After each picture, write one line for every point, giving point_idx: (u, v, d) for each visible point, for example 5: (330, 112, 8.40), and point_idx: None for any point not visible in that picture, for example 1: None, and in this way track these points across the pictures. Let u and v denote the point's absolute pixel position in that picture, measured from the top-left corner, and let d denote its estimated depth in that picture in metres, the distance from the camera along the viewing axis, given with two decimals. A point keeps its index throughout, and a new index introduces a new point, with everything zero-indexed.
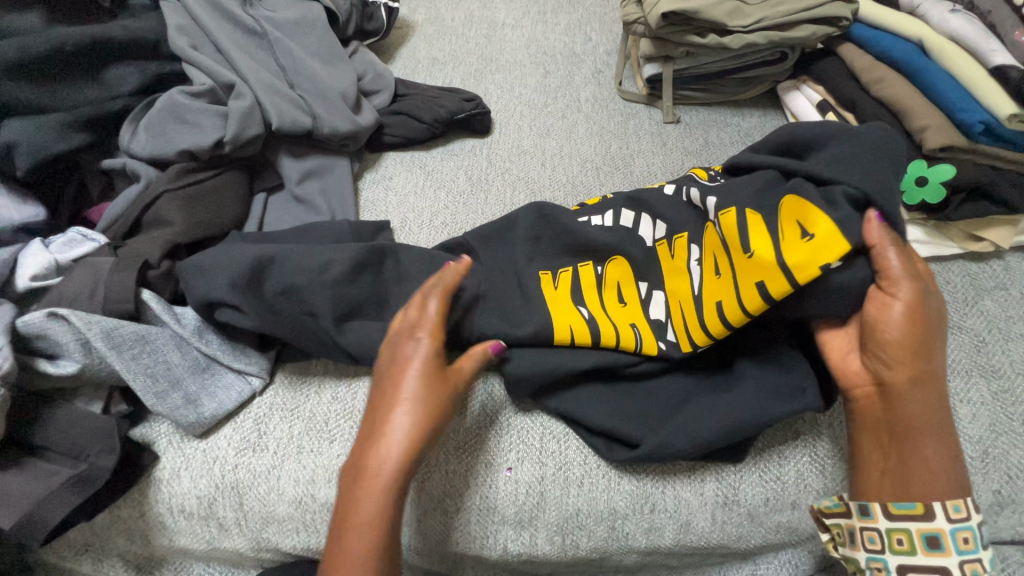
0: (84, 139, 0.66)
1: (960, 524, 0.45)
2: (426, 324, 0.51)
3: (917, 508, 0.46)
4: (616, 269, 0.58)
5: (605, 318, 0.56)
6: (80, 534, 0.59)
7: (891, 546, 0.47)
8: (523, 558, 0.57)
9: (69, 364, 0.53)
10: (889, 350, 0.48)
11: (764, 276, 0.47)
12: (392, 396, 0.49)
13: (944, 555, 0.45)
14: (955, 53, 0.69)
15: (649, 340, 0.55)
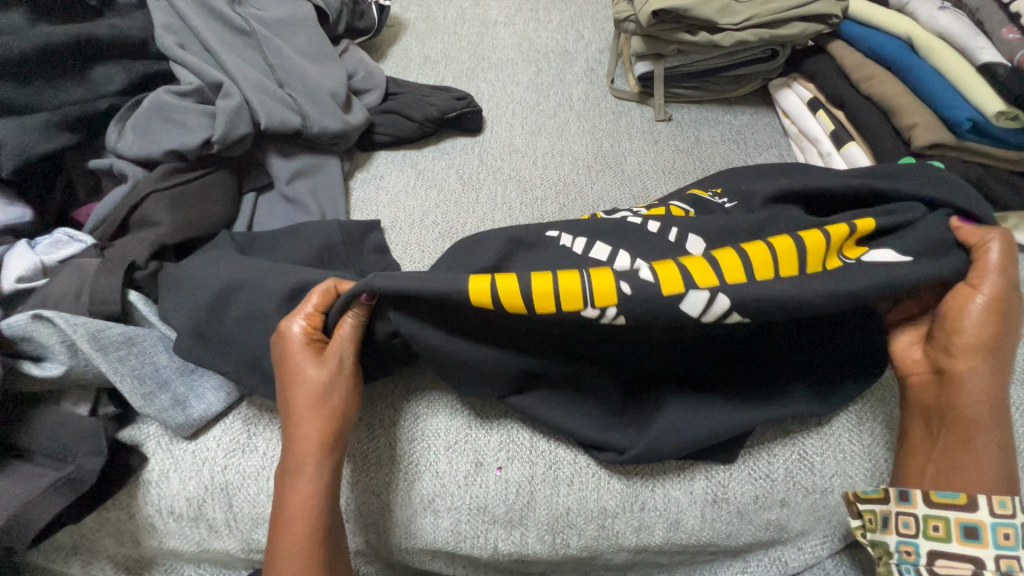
0: (70, 140, 0.65)
1: (1004, 519, 0.46)
2: (301, 313, 0.51)
3: (959, 498, 0.47)
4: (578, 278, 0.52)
5: (550, 278, 0.45)
6: (68, 536, 0.59)
7: (925, 531, 0.48)
8: (514, 558, 0.57)
9: (55, 366, 0.52)
10: (986, 340, 0.49)
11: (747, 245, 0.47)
12: (291, 393, 0.50)
13: (981, 546, 0.46)
14: (944, 50, 0.69)
15: (604, 289, 0.44)
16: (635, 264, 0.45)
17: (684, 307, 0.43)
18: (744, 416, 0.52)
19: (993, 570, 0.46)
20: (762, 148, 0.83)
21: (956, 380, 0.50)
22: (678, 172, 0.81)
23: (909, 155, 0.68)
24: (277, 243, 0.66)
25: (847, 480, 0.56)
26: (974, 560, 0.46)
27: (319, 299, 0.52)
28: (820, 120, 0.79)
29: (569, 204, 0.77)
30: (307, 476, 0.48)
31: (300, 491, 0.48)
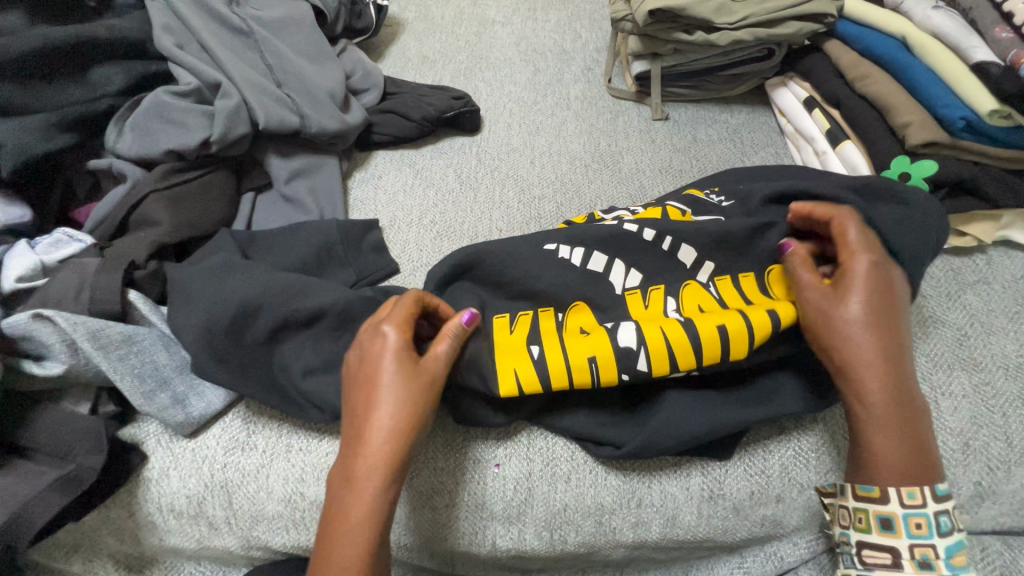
0: (69, 140, 0.66)
1: (915, 510, 0.46)
2: (394, 318, 0.49)
3: (874, 491, 0.47)
4: (577, 315, 0.56)
5: (558, 357, 0.52)
6: (70, 534, 0.59)
7: (852, 522, 0.48)
8: (512, 554, 0.57)
9: (55, 365, 0.53)
10: (831, 332, 0.49)
11: (728, 321, 0.51)
12: (371, 393, 0.47)
13: (896, 537, 0.46)
14: (937, 48, 0.70)
15: (607, 369, 0.51)
16: (633, 348, 0.51)
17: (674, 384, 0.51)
18: (741, 414, 0.53)
19: (909, 559, 0.46)
20: (758, 147, 0.84)
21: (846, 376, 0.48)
22: (675, 171, 0.81)
23: (903, 154, 0.69)
24: (276, 243, 0.67)
25: (843, 475, 0.56)
26: (891, 549, 0.46)
27: (413, 306, 0.51)
28: (816, 119, 0.79)
29: (567, 203, 0.78)
30: (376, 482, 0.45)
31: (366, 497, 0.45)
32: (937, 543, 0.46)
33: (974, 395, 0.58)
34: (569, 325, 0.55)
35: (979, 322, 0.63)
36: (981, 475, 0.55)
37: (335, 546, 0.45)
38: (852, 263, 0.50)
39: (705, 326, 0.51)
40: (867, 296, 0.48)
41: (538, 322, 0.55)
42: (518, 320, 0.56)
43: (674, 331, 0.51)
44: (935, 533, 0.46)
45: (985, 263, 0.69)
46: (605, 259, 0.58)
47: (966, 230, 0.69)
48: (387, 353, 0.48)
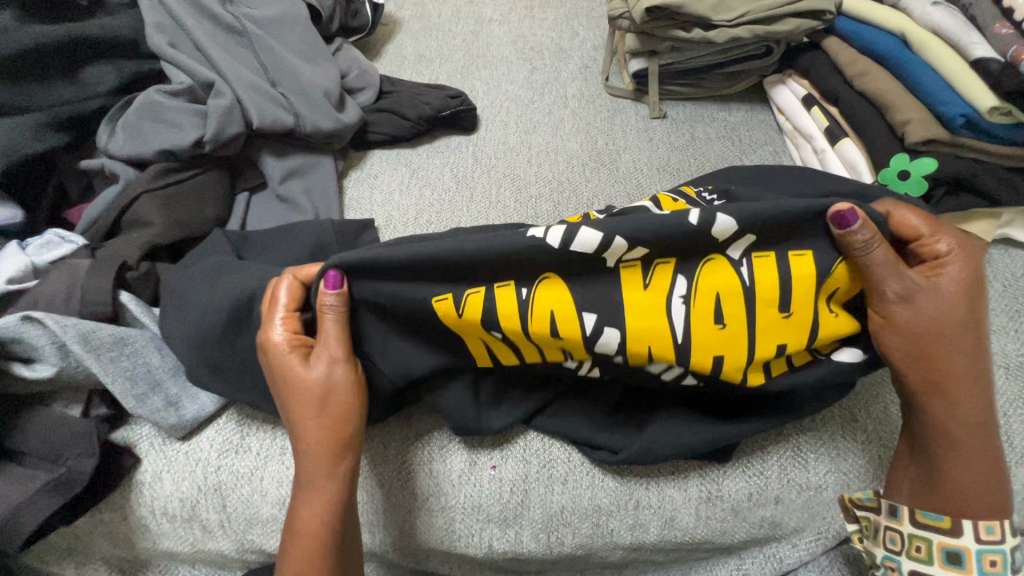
0: (60, 140, 0.65)
1: (990, 545, 0.48)
2: (278, 320, 0.50)
3: (944, 521, 0.48)
4: (548, 290, 0.48)
5: (532, 370, 0.50)
6: (62, 538, 0.59)
7: (909, 550, 0.50)
8: (509, 557, 0.57)
9: (45, 367, 0.52)
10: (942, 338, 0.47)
11: (727, 350, 0.48)
12: (300, 400, 0.49)
13: (964, 572, 0.48)
14: (937, 45, 0.69)
15: (581, 377, 0.50)
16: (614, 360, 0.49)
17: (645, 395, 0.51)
18: (740, 420, 0.53)
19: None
20: (756, 145, 0.83)
21: (944, 390, 0.48)
22: (673, 169, 0.80)
23: (902, 152, 0.68)
24: (271, 243, 0.66)
25: (842, 478, 0.56)
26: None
27: (291, 300, 0.50)
28: (814, 117, 0.79)
29: (563, 202, 0.77)
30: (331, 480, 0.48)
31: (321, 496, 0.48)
32: None
33: None
34: (535, 306, 0.48)
35: None
36: None
37: (291, 541, 0.48)
38: (937, 258, 0.48)
39: (698, 352, 0.48)
40: (949, 292, 0.48)
41: (494, 300, 0.48)
42: (472, 297, 0.48)
43: (662, 347, 0.48)
44: (1007, 570, 0.48)
45: (986, 261, 0.68)
46: (594, 238, 0.46)
47: (966, 229, 0.68)
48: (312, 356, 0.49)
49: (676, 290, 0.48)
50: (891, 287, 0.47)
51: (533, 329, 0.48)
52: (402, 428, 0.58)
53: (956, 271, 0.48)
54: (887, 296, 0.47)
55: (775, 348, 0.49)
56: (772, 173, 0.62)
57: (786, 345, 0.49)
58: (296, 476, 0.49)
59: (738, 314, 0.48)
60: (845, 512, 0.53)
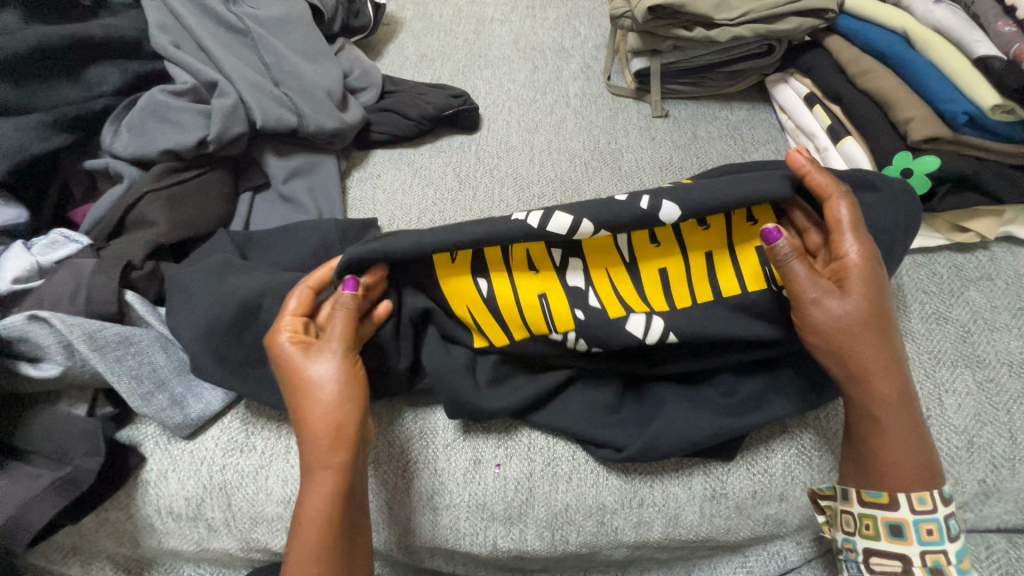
0: (65, 141, 0.65)
1: (926, 516, 0.47)
2: (284, 326, 0.51)
3: (883, 497, 0.47)
4: (522, 241, 0.53)
5: (513, 313, 0.53)
6: (67, 537, 0.59)
7: (861, 530, 0.49)
8: (513, 555, 0.57)
9: (51, 367, 0.52)
10: (851, 337, 0.47)
11: (668, 263, 0.53)
12: (301, 400, 0.49)
13: (907, 543, 0.47)
14: (939, 44, 0.69)
15: (560, 313, 0.52)
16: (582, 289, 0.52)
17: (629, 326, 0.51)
18: (745, 417, 0.53)
19: (920, 565, 0.47)
20: (759, 144, 0.83)
21: (861, 378, 0.48)
22: (676, 168, 0.81)
23: (904, 150, 0.68)
24: (275, 242, 0.66)
25: None
26: (904, 557, 0.47)
27: (296, 304, 0.53)
28: (816, 116, 0.79)
29: (565, 201, 0.77)
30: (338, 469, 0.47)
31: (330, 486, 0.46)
32: (947, 548, 0.47)
33: (977, 392, 0.58)
34: (513, 253, 0.53)
35: (982, 319, 0.63)
36: (985, 472, 0.55)
37: (299, 543, 0.46)
38: (845, 257, 0.48)
39: (647, 272, 0.53)
40: (864, 292, 0.47)
41: (480, 254, 0.53)
42: (460, 254, 0.53)
43: (621, 279, 0.53)
44: (946, 538, 0.47)
45: (988, 259, 0.68)
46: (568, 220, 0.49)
47: (968, 226, 0.68)
48: (314, 357, 0.49)
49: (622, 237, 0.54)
50: (800, 291, 0.48)
51: (512, 271, 0.53)
52: (408, 427, 0.58)
53: (860, 267, 0.48)
54: (801, 299, 0.48)
55: (707, 260, 0.53)
56: (776, 171, 0.63)
57: (714, 254, 0.53)
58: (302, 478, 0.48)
59: (672, 235, 0.53)
60: (816, 504, 0.53)
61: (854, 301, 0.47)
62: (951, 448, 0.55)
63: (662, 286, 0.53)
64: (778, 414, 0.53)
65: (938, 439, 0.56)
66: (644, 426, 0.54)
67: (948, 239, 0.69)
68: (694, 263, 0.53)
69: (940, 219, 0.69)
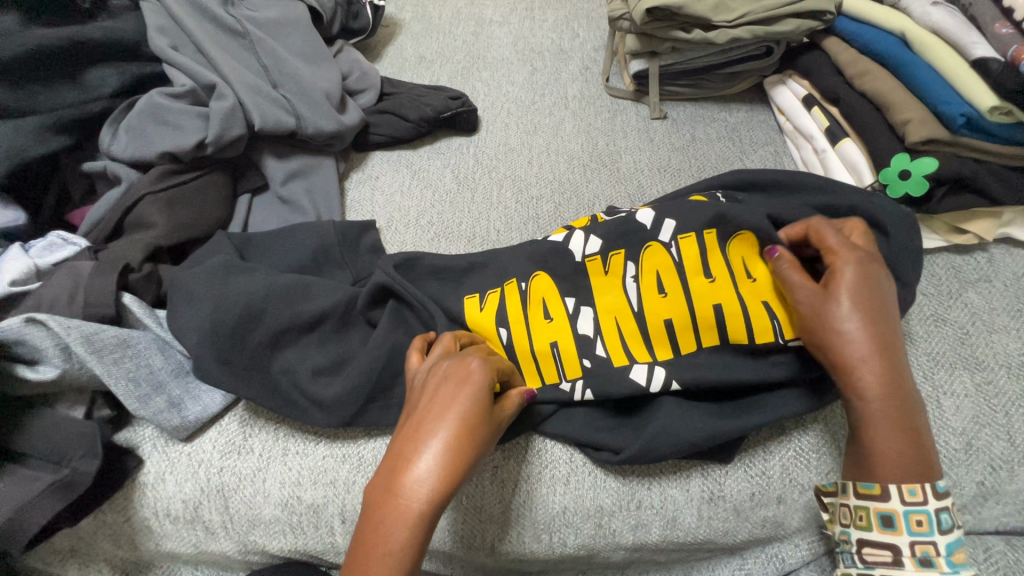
0: (63, 143, 0.65)
1: (916, 506, 0.45)
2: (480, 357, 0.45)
3: (874, 489, 0.46)
4: (541, 286, 0.58)
5: (527, 361, 0.55)
6: (65, 540, 0.59)
7: (853, 520, 0.47)
8: (512, 557, 0.57)
9: (49, 369, 0.52)
10: (842, 337, 0.47)
11: (675, 313, 0.54)
12: (431, 416, 0.40)
13: (896, 534, 0.45)
14: (937, 45, 0.69)
15: (571, 364, 0.55)
16: (591, 338, 0.55)
17: (631, 375, 0.54)
18: (741, 420, 0.53)
19: (910, 557, 0.45)
20: (757, 145, 0.83)
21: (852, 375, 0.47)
22: (674, 170, 0.81)
23: (903, 151, 0.68)
24: (272, 244, 0.66)
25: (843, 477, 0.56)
26: (893, 548, 0.45)
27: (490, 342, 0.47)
28: (814, 117, 0.79)
29: (563, 203, 0.77)
30: (415, 515, 0.37)
31: (400, 530, 0.37)
32: (938, 540, 0.45)
33: (975, 394, 0.58)
34: (532, 298, 0.57)
35: (980, 320, 0.63)
36: (984, 474, 0.55)
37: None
38: (836, 266, 0.49)
39: (653, 322, 0.54)
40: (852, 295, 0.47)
41: (504, 298, 0.57)
42: (488, 296, 0.58)
43: (628, 323, 0.55)
44: (937, 531, 0.45)
45: (986, 260, 0.68)
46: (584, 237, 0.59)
47: (966, 228, 0.68)
48: (470, 384, 0.42)
49: (630, 271, 0.56)
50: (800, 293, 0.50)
51: (529, 316, 0.56)
52: None
53: (855, 269, 0.49)
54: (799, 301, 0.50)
55: (713, 311, 0.53)
56: (773, 174, 0.63)
57: (721, 306, 0.53)
58: (377, 503, 0.38)
59: (677, 285, 0.55)
60: (821, 503, 0.52)
61: (842, 303, 0.47)
62: (950, 450, 0.55)
63: (669, 336, 0.54)
64: (774, 416, 0.53)
65: (937, 441, 0.56)
66: (637, 433, 0.54)
67: (946, 240, 0.69)
68: (699, 316, 0.54)
69: (938, 221, 0.70)
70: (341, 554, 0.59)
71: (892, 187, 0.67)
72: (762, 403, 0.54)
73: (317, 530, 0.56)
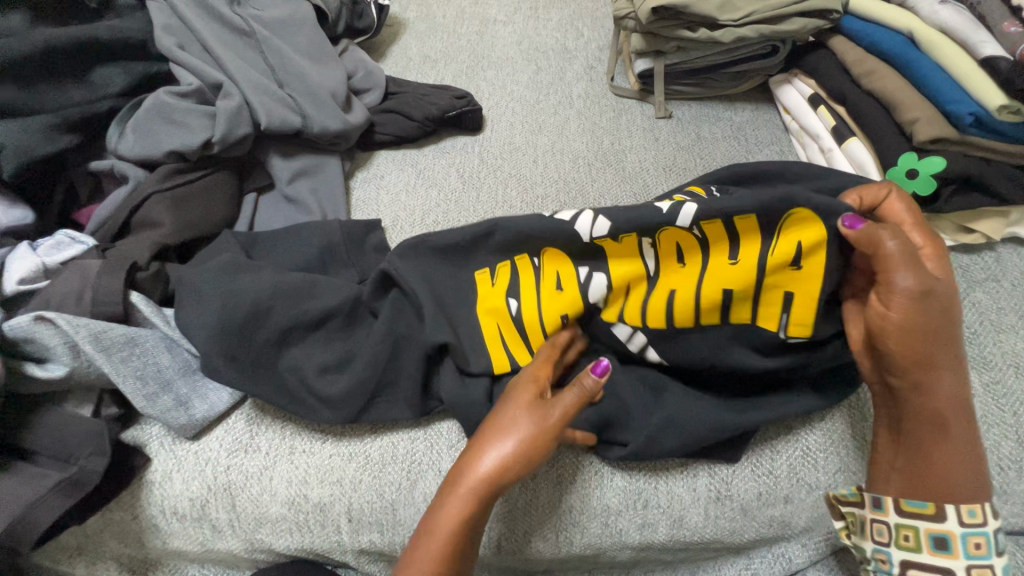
0: (70, 142, 0.65)
1: (975, 529, 0.45)
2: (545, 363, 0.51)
3: (928, 508, 0.46)
4: (553, 260, 0.56)
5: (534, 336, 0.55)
6: (73, 537, 0.59)
7: (898, 540, 0.47)
8: (519, 556, 0.57)
9: (57, 367, 0.52)
10: (934, 336, 0.45)
11: (681, 285, 0.52)
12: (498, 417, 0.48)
13: (952, 557, 0.45)
14: (945, 45, 0.69)
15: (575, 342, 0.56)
16: (602, 332, 0.55)
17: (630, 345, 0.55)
18: (748, 418, 0.53)
19: None
20: (763, 144, 0.83)
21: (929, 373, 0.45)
22: (679, 169, 0.80)
23: (910, 151, 0.67)
24: (279, 243, 0.66)
25: (850, 476, 0.55)
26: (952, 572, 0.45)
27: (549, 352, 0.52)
28: (821, 116, 0.79)
29: (569, 203, 0.77)
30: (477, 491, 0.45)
31: (460, 501, 0.45)
32: (993, 562, 0.45)
33: (984, 394, 0.58)
34: (545, 272, 0.55)
35: (988, 320, 0.63)
36: (992, 474, 0.55)
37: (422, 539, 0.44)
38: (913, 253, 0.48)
39: (658, 294, 0.52)
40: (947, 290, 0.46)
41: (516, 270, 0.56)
42: (499, 270, 0.57)
43: (635, 293, 0.53)
44: (992, 552, 0.45)
45: (994, 260, 0.68)
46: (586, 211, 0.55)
47: (973, 227, 0.68)
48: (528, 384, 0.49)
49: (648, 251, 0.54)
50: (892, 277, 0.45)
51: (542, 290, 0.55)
52: (412, 428, 0.58)
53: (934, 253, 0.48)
54: (896, 287, 0.44)
55: (722, 294, 0.50)
56: None
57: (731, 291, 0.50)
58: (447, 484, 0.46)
59: (697, 260, 0.52)
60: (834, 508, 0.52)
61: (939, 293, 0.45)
62: None
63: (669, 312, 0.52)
64: (781, 414, 0.53)
65: None
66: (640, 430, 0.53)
67: (953, 240, 0.69)
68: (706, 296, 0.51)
69: (946, 220, 0.69)
70: (347, 552, 0.59)
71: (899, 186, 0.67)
72: (769, 402, 0.54)
73: (324, 528, 0.56)
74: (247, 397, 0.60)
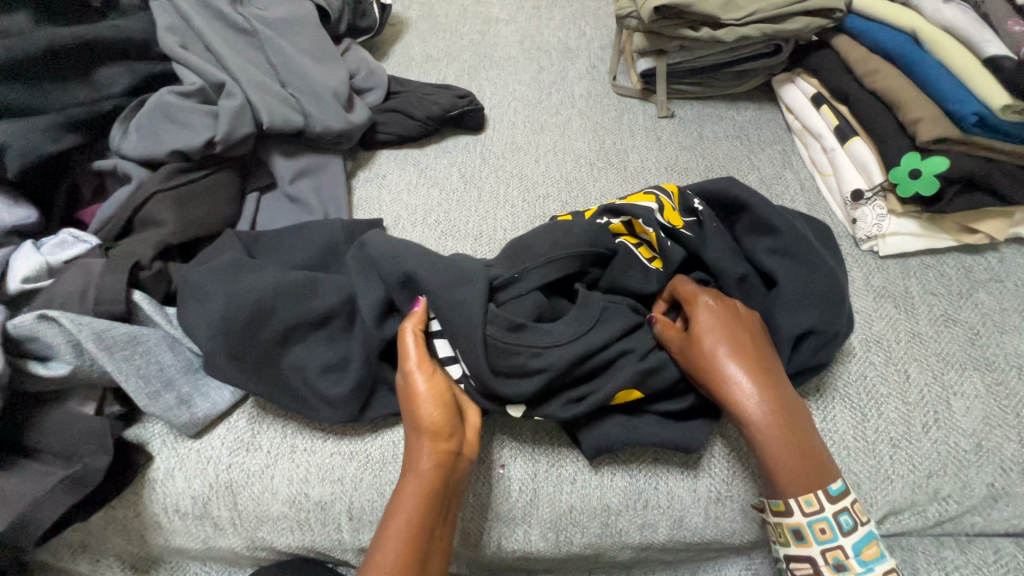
0: (74, 141, 0.66)
1: (816, 516, 0.46)
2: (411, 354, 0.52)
3: (780, 505, 0.47)
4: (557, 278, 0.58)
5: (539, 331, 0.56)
6: (76, 534, 0.59)
7: (776, 538, 0.49)
8: (518, 555, 0.57)
9: (61, 365, 0.53)
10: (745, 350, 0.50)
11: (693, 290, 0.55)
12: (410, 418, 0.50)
13: (807, 546, 0.46)
14: (948, 44, 0.69)
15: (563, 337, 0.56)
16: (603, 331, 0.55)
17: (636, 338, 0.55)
18: None
19: (825, 568, 0.46)
20: (766, 144, 0.83)
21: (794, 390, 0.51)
22: (681, 169, 0.80)
23: (913, 150, 0.67)
24: (281, 243, 0.67)
25: (852, 478, 0.54)
26: (809, 559, 0.47)
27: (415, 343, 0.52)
28: (824, 116, 0.79)
29: (571, 202, 0.77)
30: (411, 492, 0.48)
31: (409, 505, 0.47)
32: (846, 544, 0.45)
33: (986, 394, 0.57)
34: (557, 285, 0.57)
35: (991, 321, 0.62)
36: (995, 476, 0.54)
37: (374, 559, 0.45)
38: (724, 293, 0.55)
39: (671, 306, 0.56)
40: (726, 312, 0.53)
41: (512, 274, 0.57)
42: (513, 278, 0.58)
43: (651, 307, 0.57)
44: (840, 534, 0.46)
45: (998, 260, 0.68)
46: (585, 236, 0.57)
47: (977, 227, 0.67)
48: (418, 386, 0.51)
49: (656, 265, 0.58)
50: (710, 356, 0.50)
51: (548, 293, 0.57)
52: None
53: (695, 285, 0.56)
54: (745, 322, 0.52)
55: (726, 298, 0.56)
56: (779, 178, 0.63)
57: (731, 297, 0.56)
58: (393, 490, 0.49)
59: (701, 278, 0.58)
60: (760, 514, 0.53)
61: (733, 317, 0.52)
62: (960, 451, 0.55)
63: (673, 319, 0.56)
64: None
65: (945, 442, 0.55)
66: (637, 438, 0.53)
67: (956, 241, 0.68)
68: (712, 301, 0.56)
69: (949, 221, 0.68)
70: (348, 551, 0.59)
71: (902, 186, 0.67)
72: None
73: (325, 527, 0.56)
74: (249, 396, 0.60)
